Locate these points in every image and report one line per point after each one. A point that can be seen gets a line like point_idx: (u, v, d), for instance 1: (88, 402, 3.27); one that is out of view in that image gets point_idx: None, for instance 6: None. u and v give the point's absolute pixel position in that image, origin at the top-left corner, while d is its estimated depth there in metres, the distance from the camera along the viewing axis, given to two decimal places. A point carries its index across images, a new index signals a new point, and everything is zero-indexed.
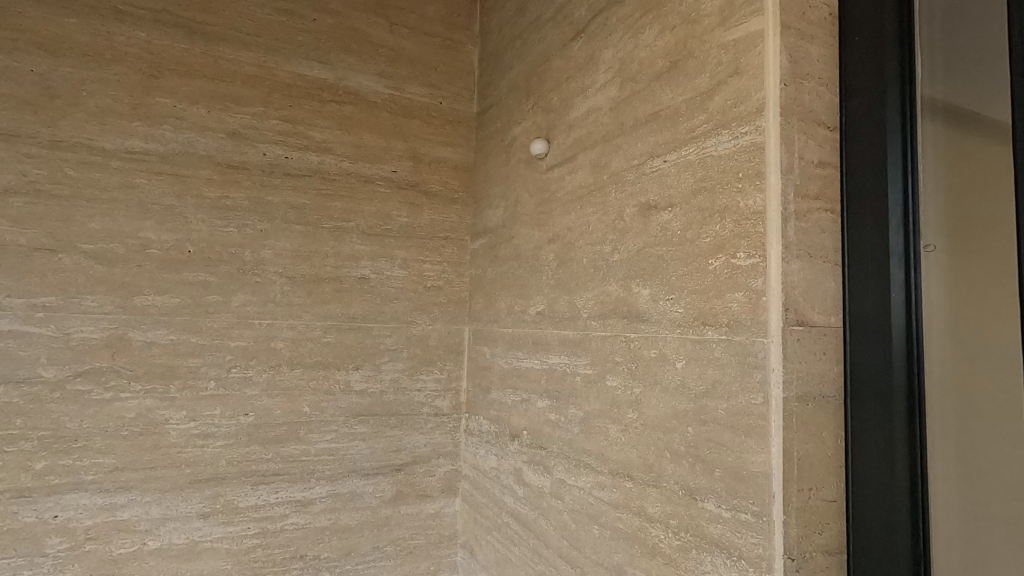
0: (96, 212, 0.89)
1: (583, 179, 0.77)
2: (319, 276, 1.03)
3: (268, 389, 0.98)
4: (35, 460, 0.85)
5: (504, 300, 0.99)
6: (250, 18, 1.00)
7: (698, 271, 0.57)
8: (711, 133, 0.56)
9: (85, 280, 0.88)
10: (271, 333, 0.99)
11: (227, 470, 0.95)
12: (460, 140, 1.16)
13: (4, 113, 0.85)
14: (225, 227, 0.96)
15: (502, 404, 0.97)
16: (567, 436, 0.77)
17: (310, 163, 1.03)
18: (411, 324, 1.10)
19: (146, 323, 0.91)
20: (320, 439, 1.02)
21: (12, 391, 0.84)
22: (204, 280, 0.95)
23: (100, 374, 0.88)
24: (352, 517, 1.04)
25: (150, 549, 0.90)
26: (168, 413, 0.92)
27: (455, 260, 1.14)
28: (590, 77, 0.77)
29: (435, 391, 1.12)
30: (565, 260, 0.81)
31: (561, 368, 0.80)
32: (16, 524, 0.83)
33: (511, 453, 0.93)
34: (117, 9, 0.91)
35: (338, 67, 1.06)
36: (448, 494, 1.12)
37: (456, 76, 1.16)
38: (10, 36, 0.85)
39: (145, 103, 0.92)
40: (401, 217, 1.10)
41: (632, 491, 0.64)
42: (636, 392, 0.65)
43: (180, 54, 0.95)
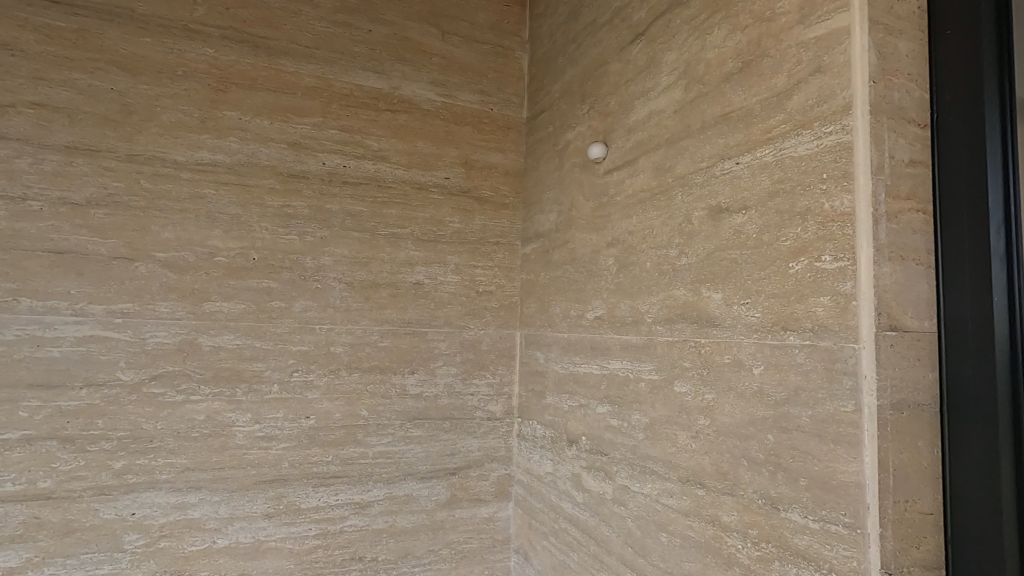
0: (169, 222, 0.92)
1: (646, 182, 0.77)
2: (376, 282, 1.05)
3: (328, 393, 1.01)
4: (113, 460, 0.88)
5: (559, 304, 0.99)
6: (310, 31, 1.03)
7: (776, 274, 0.56)
8: (790, 133, 0.55)
9: (159, 287, 0.92)
10: (331, 337, 1.01)
11: (290, 472, 0.98)
12: (510, 145, 1.16)
13: (87, 129, 0.89)
14: (287, 235, 0.99)
15: (559, 410, 0.97)
16: (631, 442, 0.77)
17: (367, 171, 1.05)
18: (464, 329, 1.11)
19: (214, 328, 0.94)
20: (377, 442, 1.04)
21: (93, 393, 0.88)
22: (268, 286, 0.98)
23: (173, 377, 0.92)
24: (408, 520, 1.05)
25: (219, 546, 0.93)
26: (234, 415, 0.95)
27: (506, 265, 1.14)
28: (652, 80, 0.77)
29: (488, 395, 1.12)
30: (626, 265, 0.80)
31: (623, 373, 0.79)
32: (97, 521, 0.87)
33: (568, 459, 0.93)
34: (187, 27, 0.95)
35: (393, 76, 1.08)
36: (501, 498, 1.12)
37: (506, 82, 1.17)
38: (92, 57, 0.90)
39: (214, 117, 0.96)
40: (454, 223, 1.11)
41: (705, 499, 0.63)
42: (708, 398, 0.64)
43: (245, 68, 0.99)
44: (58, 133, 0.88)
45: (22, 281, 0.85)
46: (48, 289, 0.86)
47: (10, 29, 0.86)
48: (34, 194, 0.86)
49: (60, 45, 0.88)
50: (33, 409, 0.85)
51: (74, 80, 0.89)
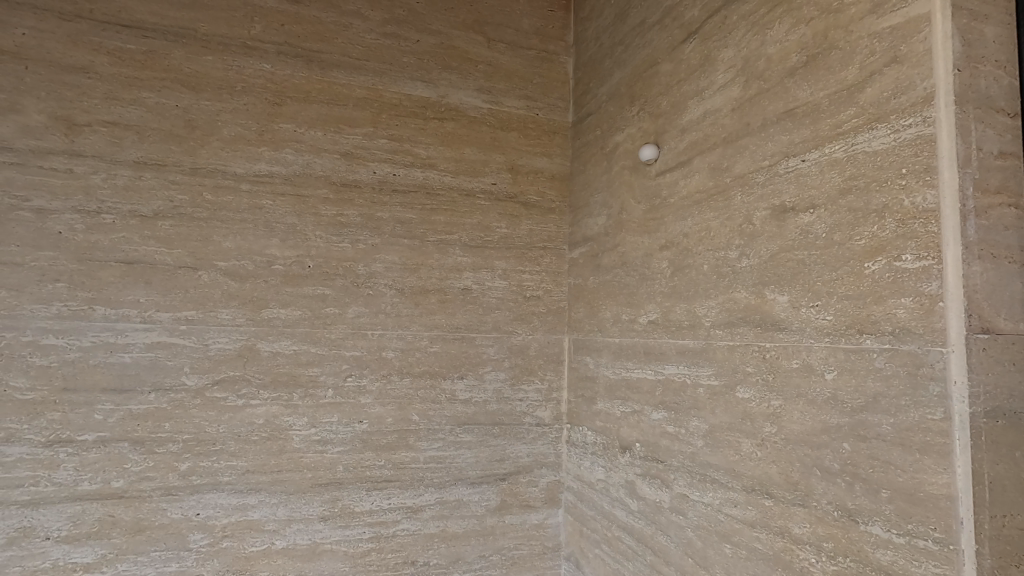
0: (230, 232, 0.96)
1: (702, 182, 0.75)
2: (426, 288, 1.06)
3: (380, 398, 1.02)
4: (180, 461, 0.92)
5: (609, 309, 0.97)
6: (361, 44, 1.06)
7: (850, 275, 0.53)
8: (862, 128, 0.53)
9: (221, 295, 0.95)
10: (383, 343, 1.03)
11: (344, 476, 0.99)
12: (556, 150, 1.16)
13: (155, 145, 0.93)
14: (340, 243, 1.02)
15: (610, 415, 0.95)
16: (690, 449, 0.75)
17: (416, 179, 1.07)
18: (513, 334, 1.11)
19: (273, 334, 0.97)
20: (428, 447, 1.04)
21: (161, 397, 0.91)
22: (323, 293, 1.00)
23: (234, 382, 0.95)
24: (459, 525, 1.06)
25: (278, 547, 0.96)
26: (291, 419, 0.97)
27: (553, 269, 1.14)
28: (707, 78, 0.75)
29: (537, 400, 1.11)
30: (681, 268, 0.79)
31: (680, 378, 0.77)
32: (165, 521, 0.91)
33: (621, 466, 0.91)
34: (246, 44, 0.99)
35: (440, 84, 1.10)
36: (550, 505, 1.11)
37: (552, 86, 1.17)
38: (159, 76, 0.94)
39: (270, 129, 0.99)
40: (502, 228, 1.11)
41: (774, 510, 0.61)
42: (774, 405, 0.61)
43: (300, 82, 1.02)
44: (129, 149, 0.92)
45: (97, 290, 0.89)
46: (120, 298, 0.90)
47: (86, 53, 0.91)
48: (107, 207, 0.91)
49: (130, 66, 0.93)
50: (108, 412, 0.89)
51: (143, 99, 0.93)
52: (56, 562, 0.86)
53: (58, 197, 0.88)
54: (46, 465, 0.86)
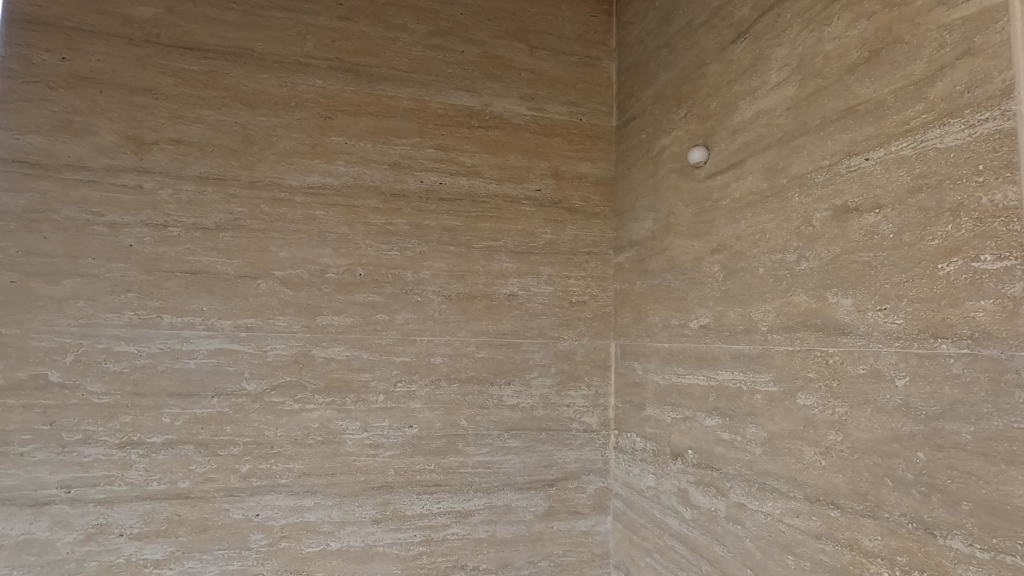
0: (285, 242, 0.99)
1: (755, 184, 0.73)
2: (472, 294, 1.07)
3: (429, 403, 1.04)
4: (241, 463, 0.95)
5: (657, 313, 0.96)
6: (407, 56, 1.08)
7: (922, 277, 0.51)
8: (932, 124, 0.51)
9: (277, 303, 0.98)
10: (431, 348, 1.04)
11: (395, 479, 1.01)
12: (600, 155, 1.16)
13: (216, 161, 0.98)
14: (389, 251, 1.04)
15: (660, 421, 0.94)
16: (747, 457, 0.73)
17: (461, 187, 1.08)
18: (558, 340, 1.11)
19: (326, 341, 1.00)
20: (476, 452, 1.05)
21: (222, 401, 0.95)
22: (373, 300, 1.03)
23: (290, 387, 0.98)
24: (508, 530, 1.06)
25: (333, 549, 0.98)
26: (344, 424, 1.00)
27: (598, 275, 1.14)
28: (759, 78, 0.73)
29: (584, 406, 1.11)
30: (734, 271, 0.77)
31: (735, 384, 0.76)
32: (227, 521, 0.94)
33: (672, 473, 0.90)
34: (299, 61, 1.03)
35: (484, 93, 1.11)
36: (599, 512, 1.10)
37: (594, 91, 1.17)
38: (219, 95, 0.99)
39: (323, 143, 1.03)
40: (547, 233, 1.12)
41: (841, 521, 0.58)
42: (839, 412, 0.59)
43: (350, 96, 1.05)
44: (192, 165, 0.97)
45: (164, 299, 0.94)
46: (186, 306, 0.95)
47: (153, 75, 0.97)
48: (173, 221, 0.95)
49: (193, 86, 0.98)
50: (174, 415, 0.93)
51: (205, 117, 0.98)
52: (129, 557, 0.90)
53: (129, 212, 0.94)
54: (119, 465, 0.91)
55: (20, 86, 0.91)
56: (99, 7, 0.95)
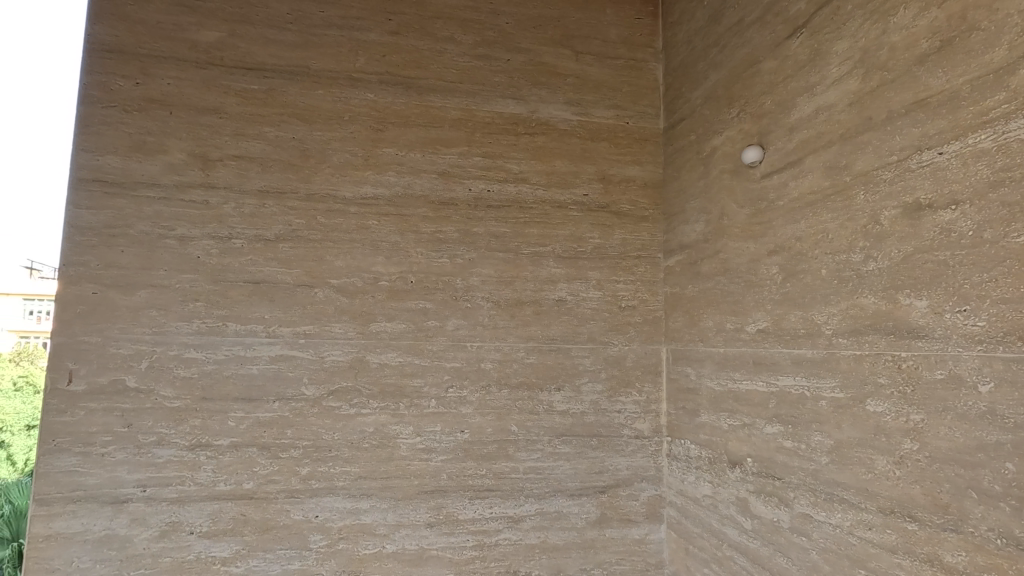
0: (341, 251, 1.03)
1: (815, 183, 0.71)
2: (521, 299, 1.08)
3: (480, 408, 1.04)
4: (301, 466, 0.99)
5: (711, 317, 0.94)
6: (455, 67, 1.10)
7: (1007, 276, 0.48)
8: (1014, 114, 0.48)
9: (334, 310, 1.02)
10: (481, 354, 1.05)
11: (448, 484, 1.02)
12: (648, 158, 1.15)
13: (275, 175, 1.02)
14: (440, 258, 1.06)
15: (715, 428, 0.92)
16: (812, 466, 0.70)
17: (509, 194, 1.09)
18: (608, 345, 1.10)
19: (380, 347, 1.03)
20: (527, 457, 1.05)
21: (283, 405, 0.99)
22: (424, 307, 1.05)
23: (346, 392, 1.01)
24: (560, 536, 1.05)
25: (388, 551, 1.00)
26: (398, 428, 1.02)
27: (648, 279, 1.12)
28: (818, 73, 0.71)
29: (635, 412, 1.09)
30: (793, 274, 0.75)
31: (797, 390, 0.73)
32: (289, 521, 0.97)
33: (730, 482, 0.87)
34: (351, 77, 1.06)
35: (530, 100, 1.12)
36: (652, 520, 1.08)
37: (641, 94, 1.16)
38: (277, 112, 1.03)
39: (374, 154, 1.06)
40: (595, 238, 1.11)
41: (919, 535, 0.56)
42: (915, 420, 0.56)
43: (400, 108, 1.07)
44: (253, 180, 1.01)
45: (229, 308, 0.99)
46: (249, 315, 0.99)
47: (217, 96, 1.02)
48: (237, 233, 1.00)
49: (254, 104, 1.03)
50: (239, 419, 0.97)
51: (265, 133, 1.03)
52: (199, 555, 0.95)
53: (197, 226, 0.99)
54: (189, 466, 0.95)
55: (100, 110, 0.98)
56: (169, 33, 1.02)
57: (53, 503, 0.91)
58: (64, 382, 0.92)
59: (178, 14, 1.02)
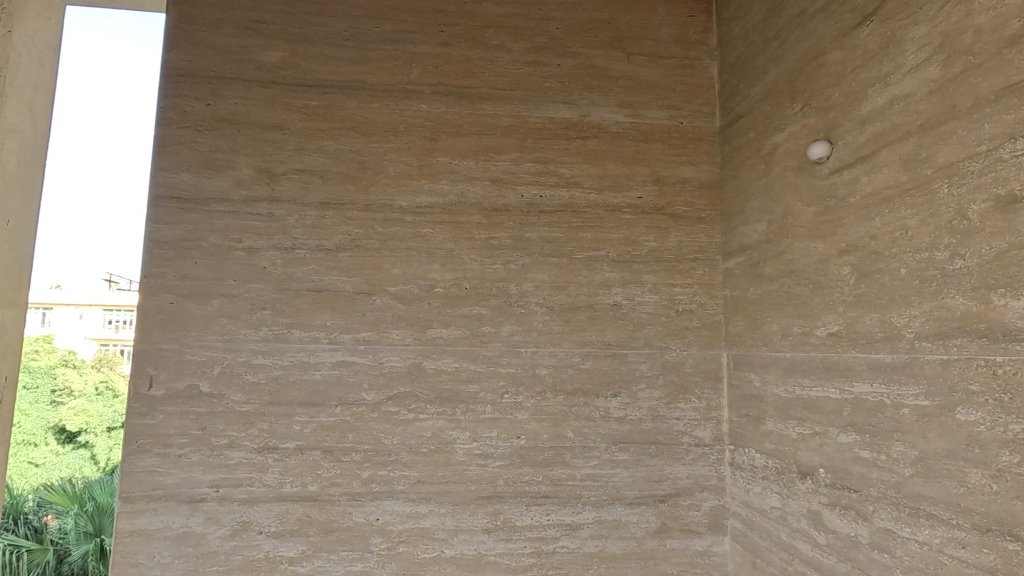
0: (397, 259, 1.05)
1: (891, 177, 0.67)
2: (575, 304, 1.07)
3: (536, 414, 1.04)
4: (362, 469, 1.01)
5: (775, 321, 0.90)
6: (505, 74, 1.11)
7: None
8: None
9: (391, 317, 1.04)
10: (536, 360, 1.05)
11: (505, 490, 1.02)
12: (703, 157, 1.12)
13: (335, 187, 1.06)
14: (493, 264, 1.06)
15: (782, 437, 0.88)
16: (893, 478, 0.66)
17: (562, 199, 1.09)
18: (665, 350, 1.07)
19: (436, 353, 1.04)
20: (584, 464, 1.04)
21: (345, 410, 1.02)
22: (479, 313, 1.05)
23: (405, 398, 1.03)
24: (619, 546, 1.03)
25: (447, 556, 1.01)
26: (455, 434, 1.03)
27: (706, 282, 1.09)
28: (892, 62, 0.67)
29: (695, 419, 1.06)
30: (868, 274, 0.71)
31: (875, 397, 0.69)
32: (351, 523, 1.00)
33: (800, 494, 0.83)
34: (405, 89, 1.09)
35: (582, 104, 1.11)
36: (715, 531, 1.05)
37: (695, 93, 1.13)
38: (336, 126, 1.07)
39: (429, 164, 1.08)
40: (650, 241, 1.09)
41: (1022, 556, 0.51)
42: (1014, 430, 0.52)
43: (453, 117, 1.09)
44: (315, 192, 1.05)
45: (293, 316, 1.03)
46: (312, 322, 1.03)
47: (281, 113, 1.07)
48: (300, 243, 1.04)
49: (314, 119, 1.07)
50: (304, 423, 1.01)
51: (325, 147, 1.07)
52: (268, 554, 0.98)
53: (263, 237, 1.03)
54: (258, 468, 0.99)
55: (175, 131, 1.04)
56: (236, 56, 1.07)
57: (137, 500, 0.96)
58: (145, 387, 0.98)
59: (244, 37, 1.08)
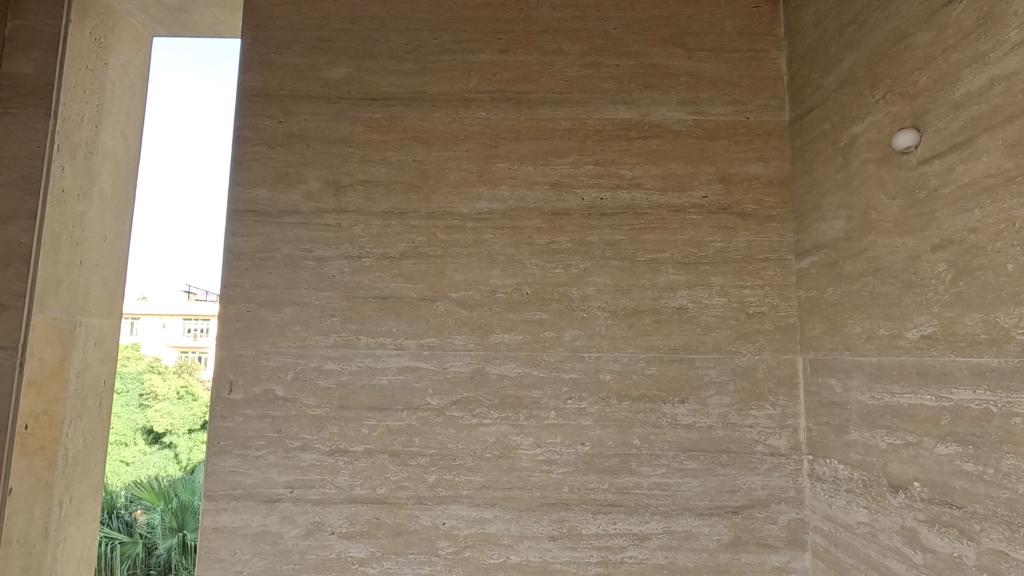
0: (459, 266, 1.06)
1: (993, 165, 0.62)
2: (639, 308, 1.04)
3: (600, 420, 1.02)
4: (428, 473, 1.02)
5: (858, 323, 0.84)
6: (563, 78, 1.10)
7: None
8: None
9: (454, 323, 1.05)
10: (599, 365, 1.03)
11: (570, 497, 1.01)
12: (773, 153, 1.07)
13: (398, 196, 1.08)
14: (554, 269, 1.06)
15: (869, 447, 0.82)
16: (1004, 494, 0.60)
17: (623, 201, 1.07)
18: (736, 355, 1.03)
19: (499, 358, 1.04)
20: (651, 473, 1.01)
21: (411, 414, 1.03)
22: (541, 317, 1.05)
23: (468, 403, 1.03)
24: (689, 558, 1.00)
25: (513, 562, 1.00)
26: (519, 439, 1.03)
27: (778, 283, 1.04)
28: (991, 39, 0.62)
29: (769, 427, 1.01)
30: (968, 271, 0.65)
31: (980, 405, 0.63)
32: (419, 527, 1.01)
33: (891, 509, 0.77)
34: (465, 97, 1.11)
35: (642, 104, 1.09)
36: (794, 546, 0.99)
37: (762, 86, 1.09)
38: (399, 137, 1.10)
39: (488, 170, 1.08)
40: (716, 242, 1.05)
41: None
42: None
43: (511, 123, 1.10)
44: (379, 203, 1.08)
45: (361, 322, 1.06)
46: (379, 328, 1.05)
47: (346, 127, 1.11)
48: (366, 252, 1.07)
49: (378, 132, 1.10)
50: (372, 427, 1.03)
51: (388, 158, 1.09)
52: (340, 554, 1.01)
53: (331, 247, 1.07)
54: (330, 470, 1.03)
55: (250, 149, 1.10)
56: (305, 74, 1.12)
57: (219, 498, 1.02)
58: (226, 391, 1.04)
59: (312, 56, 1.13)
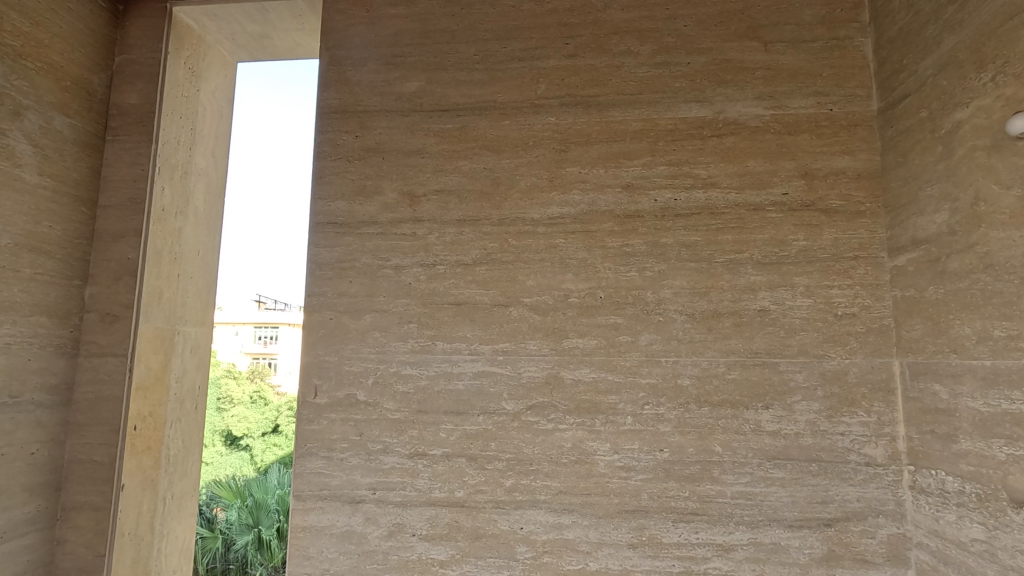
0: (532, 271, 1.07)
1: None
2: (718, 311, 1.01)
3: (679, 426, 1.00)
4: (505, 478, 1.03)
5: (967, 323, 0.78)
6: (633, 78, 1.09)
7: None
8: None
9: (528, 328, 1.06)
10: (677, 370, 1.01)
11: (649, 504, 0.99)
12: (860, 145, 1.01)
13: (471, 204, 1.10)
14: (628, 272, 1.04)
15: (984, 458, 0.76)
16: None
17: (698, 201, 1.04)
18: (824, 359, 0.98)
19: (573, 363, 1.04)
20: (735, 481, 0.97)
21: (487, 419, 1.05)
22: (615, 322, 1.04)
23: (544, 408, 1.03)
24: (779, 571, 0.95)
25: (592, 569, 0.99)
26: (596, 445, 1.02)
27: (870, 282, 0.98)
28: None
29: (864, 436, 0.96)
30: None
31: None
32: (497, 531, 1.02)
33: (1014, 526, 0.71)
34: (534, 103, 1.11)
35: (716, 101, 1.07)
36: (895, 563, 0.93)
37: (847, 76, 1.03)
38: (470, 146, 1.12)
39: (559, 175, 1.09)
40: (800, 240, 1.01)
41: None
42: None
43: (582, 127, 1.09)
44: (452, 211, 1.11)
45: (436, 328, 1.08)
46: (455, 334, 1.07)
47: (420, 138, 1.14)
48: (441, 260, 1.10)
49: (450, 141, 1.13)
50: (449, 431, 1.05)
51: (460, 167, 1.12)
52: (421, 555, 1.03)
53: (407, 256, 1.11)
54: (410, 473, 1.05)
55: (330, 163, 1.15)
56: (380, 90, 1.16)
57: (307, 498, 1.06)
58: (312, 396, 1.09)
59: (386, 72, 1.17)
